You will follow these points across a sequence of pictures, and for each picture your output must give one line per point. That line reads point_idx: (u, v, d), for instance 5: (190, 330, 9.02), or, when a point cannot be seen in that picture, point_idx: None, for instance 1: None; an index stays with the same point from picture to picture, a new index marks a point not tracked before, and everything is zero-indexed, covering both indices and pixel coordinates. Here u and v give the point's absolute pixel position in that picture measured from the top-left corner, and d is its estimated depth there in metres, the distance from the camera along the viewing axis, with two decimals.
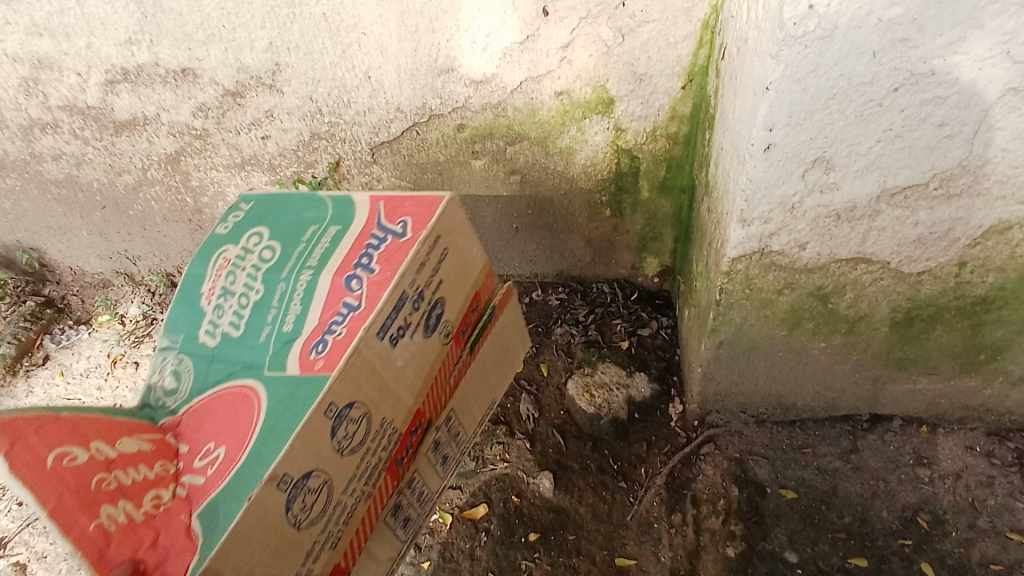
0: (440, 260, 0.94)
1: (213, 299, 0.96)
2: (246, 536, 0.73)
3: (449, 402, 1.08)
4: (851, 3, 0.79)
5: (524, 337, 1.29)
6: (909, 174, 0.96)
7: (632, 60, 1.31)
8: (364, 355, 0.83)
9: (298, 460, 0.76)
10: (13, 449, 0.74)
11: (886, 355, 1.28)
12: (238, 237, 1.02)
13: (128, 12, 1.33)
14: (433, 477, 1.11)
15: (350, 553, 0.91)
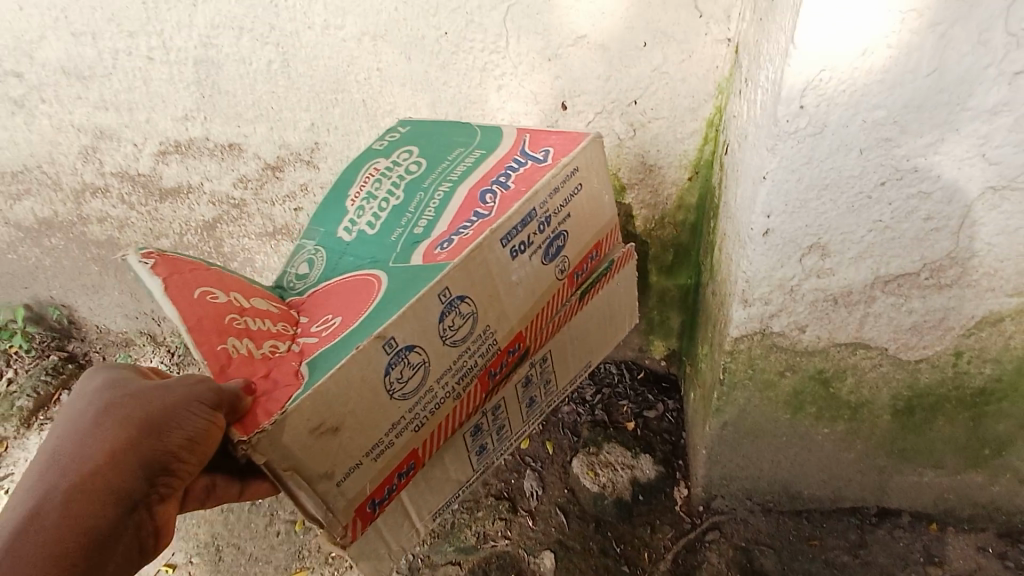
0: (573, 196, 1.02)
1: (360, 198, 1.06)
2: (347, 380, 0.80)
3: (549, 341, 1.12)
4: (838, 105, 0.88)
5: (632, 311, 1.32)
6: (901, 263, 1.02)
7: (643, 152, 1.42)
8: (485, 255, 0.91)
9: (405, 329, 0.84)
10: (172, 276, 0.85)
11: (890, 444, 1.29)
12: (390, 153, 1.13)
13: (188, 92, 1.48)
14: (517, 416, 1.14)
15: (430, 444, 0.96)
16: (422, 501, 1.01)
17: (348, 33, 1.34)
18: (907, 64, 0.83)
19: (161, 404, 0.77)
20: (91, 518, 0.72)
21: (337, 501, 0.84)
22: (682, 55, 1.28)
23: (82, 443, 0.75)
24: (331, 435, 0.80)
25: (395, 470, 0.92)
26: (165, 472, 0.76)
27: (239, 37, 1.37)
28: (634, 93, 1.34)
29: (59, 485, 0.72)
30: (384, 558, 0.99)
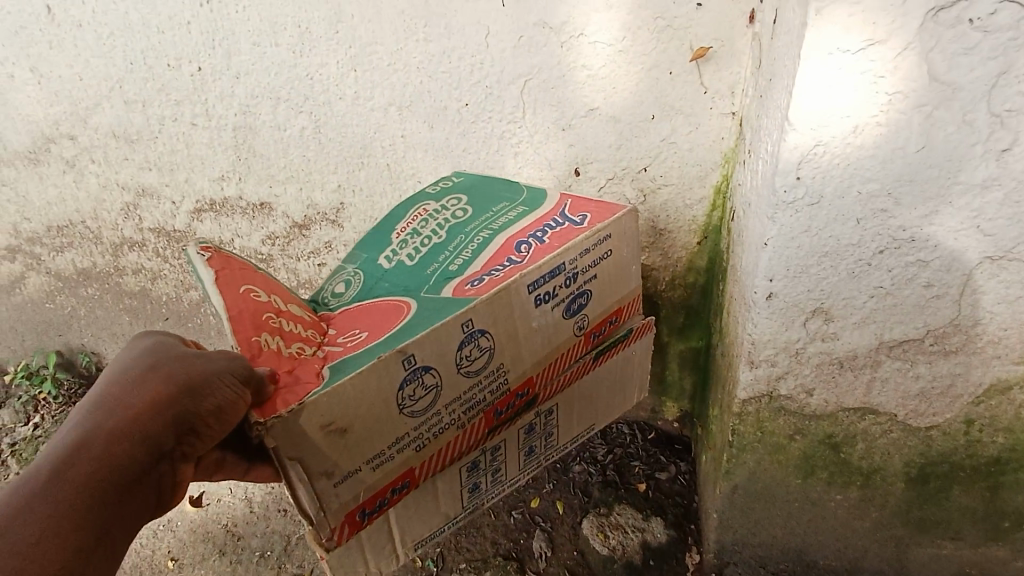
0: (602, 256, 1.07)
1: (404, 231, 1.10)
2: (364, 388, 0.84)
3: (561, 393, 1.12)
4: (834, 177, 0.93)
5: (643, 385, 1.31)
6: (904, 329, 1.04)
7: (653, 216, 1.48)
8: (510, 297, 0.96)
9: (425, 350, 0.88)
10: (223, 271, 0.89)
11: (905, 513, 1.27)
12: (440, 198, 1.16)
13: (226, 155, 1.59)
14: (514, 463, 1.12)
15: (429, 465, 0.98)
16: (408, 526, 1.01)
17: (376, 103, 1.44)
18: (896, 140, 0.88)
19: (200, 368, 0.81)
20: (123, 460, 0.76)
21: (330, 501, 0.87)
22: (689, 127, 1.35)
23: (127, 391, 0.80)
24: (338, 436, 0.84)
25: (392, 483, 0.94)
26: (193, 432, 0.80)
27: (275, 106, 1.48)
28: (644, 161, 1.41)
29: (100, 423, 0.77)
30: (360, 575, 0.99)
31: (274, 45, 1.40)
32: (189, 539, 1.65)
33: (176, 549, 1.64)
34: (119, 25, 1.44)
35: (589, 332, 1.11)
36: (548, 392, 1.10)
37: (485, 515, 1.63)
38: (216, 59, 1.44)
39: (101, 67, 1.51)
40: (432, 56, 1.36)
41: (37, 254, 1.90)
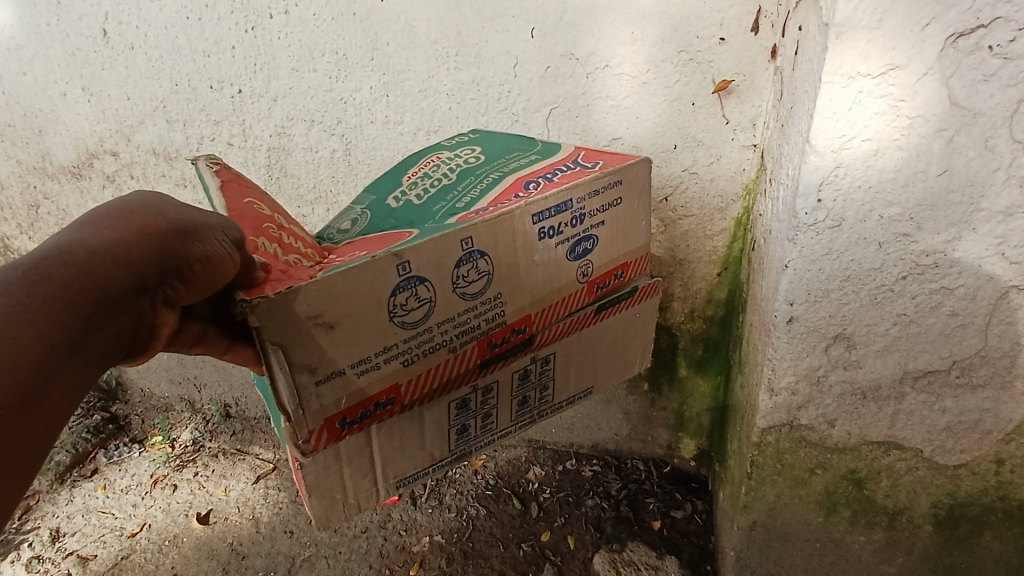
0: (611, 202, 1.05)
1: (416, 175, 1.12)
2: (355, 289, 0.84)
3: (559, 342, 1.10)
4: (854, 200, 0.93)
5: (644, 354, 1.27)
6: (929, 358, 1.02)
7: (674, 246, 1.49)
8: (512, 224, 0.95)
9: (422, 260, 0.88)
10: (229, 183, 0.97)
11: (934, 559, 1.21)
12: (454, 148, 1.18)
13: (258, 174, 1.64)
14: (506, 411, 1.10)
15: (416, 385, 0.96)
16: (391, 457, 1.01)
17: (406, 128, 1.49)
18: (917, 164, 0.89)
19: (194, 217, 0.79)
20: (112, 278, 0.71)
21: (311, 401, 0.87)
22: (710, 158, 1.37)
23: (121, 216, 0.75)
24: (325, 331, 0.84)
25: (375, 396, 0.93)
26: (179, 276, 0.78)
27: (309, 128, 1.54)
28: (665, 190, 1.43)
29: (92, 236, 0.71)
30: (337, 500, 0.99)
31: (312, 70, 1.46)
32: (194, 556, 1.61)
33: (180, 565, 1.59)
34: (167, 49, 1.52)
35: (593, 281, 1.08)
36: (546, 336, 1.07)
37: (494, 546, 1.59)
38: (256, 83, 1.51)
39: (148, 88, 1.59)
40: (462, 83, 1.41)
41: None
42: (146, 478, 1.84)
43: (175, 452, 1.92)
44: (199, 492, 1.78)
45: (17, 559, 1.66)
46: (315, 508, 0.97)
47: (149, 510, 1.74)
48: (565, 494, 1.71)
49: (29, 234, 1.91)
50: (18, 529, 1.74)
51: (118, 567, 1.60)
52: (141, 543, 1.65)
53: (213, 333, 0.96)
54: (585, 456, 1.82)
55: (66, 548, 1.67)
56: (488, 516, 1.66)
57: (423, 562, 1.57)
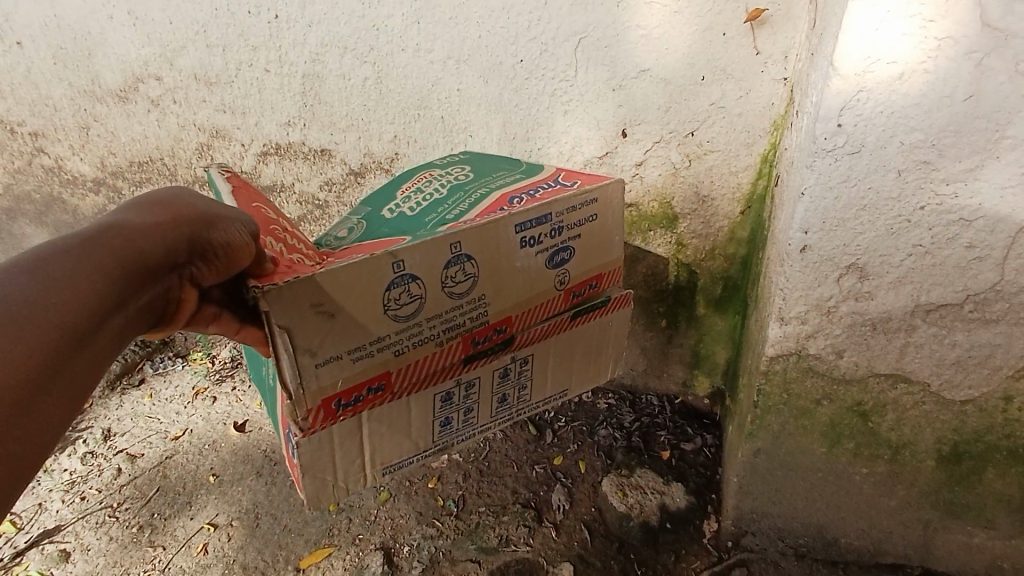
0: (590, 216, 1.11)
1: (409, 190, 1.18)
2: (353, 282, 0.89)
3: (537, 344, 1.16)
4: (876, 125, 0.92)
5: (617, 359, 1.33)
6: (942, 291, 1.03)
7: (698, 182, 1.49)
8: (498, 232, 1.00)
9: (414, 260, 0.93)
10: (239, 190, 1.05)
11: (935, 494, 1.24)
12: (445, 168, 1.26)
13: (294, 101, 1.69)
14: (487, 406, 1.17)
15: (406, 374, 1.03)
16: (377, 443, 1.08)
17: (436, 56, 1.51)
18: (943, 88, 0.87)
19: (219, 208, 0.84)
20: (148, 254, 0.76)
21: (310, 381, 0.93)
22: (739, 91, 1.35)
23: (156, 205, 0.81)
24: (325, 320, 0.89)
25: (368, 380, 0.99)
26: (203, 258, 0.82)
27: (342, 56, 1.57)
28: (692, 124, 1.42)
29: (130, 218, 0.77)
30: (327, 482, 1.06)
31: None
32: (231, 459, 1.73)
33: (218, 466, 1.72)
34: None
35: (569, 289, 1.15)
36: (525, 338, 1.14)
37: (508, 466, 1.66)
38: (291, 8, 1.54)
39: (188, 12, 1.63)
40: (492, 11, 1.41)
41: (118, 188, 2.04)
42: (189, 390, 1.97)
43: (215, 367, 2.04)
44: (237, 404, 1.90)
45: (74, 452, 1.81)
46: (308, 487, 1.04)
47: (190, 417, 1.87)
48: (580, 424, 1.77)
49: (80, 155, 2.01)
50: (74, 427, 1.90)
51: (162, 464, 1.74)
52: (183, 445, 1.79)
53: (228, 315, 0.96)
54: (601, 390, 1.87)
55: (116, 446, 1.81)
56: (504, 439, 1.73)
57: (440, 476, 1.64)
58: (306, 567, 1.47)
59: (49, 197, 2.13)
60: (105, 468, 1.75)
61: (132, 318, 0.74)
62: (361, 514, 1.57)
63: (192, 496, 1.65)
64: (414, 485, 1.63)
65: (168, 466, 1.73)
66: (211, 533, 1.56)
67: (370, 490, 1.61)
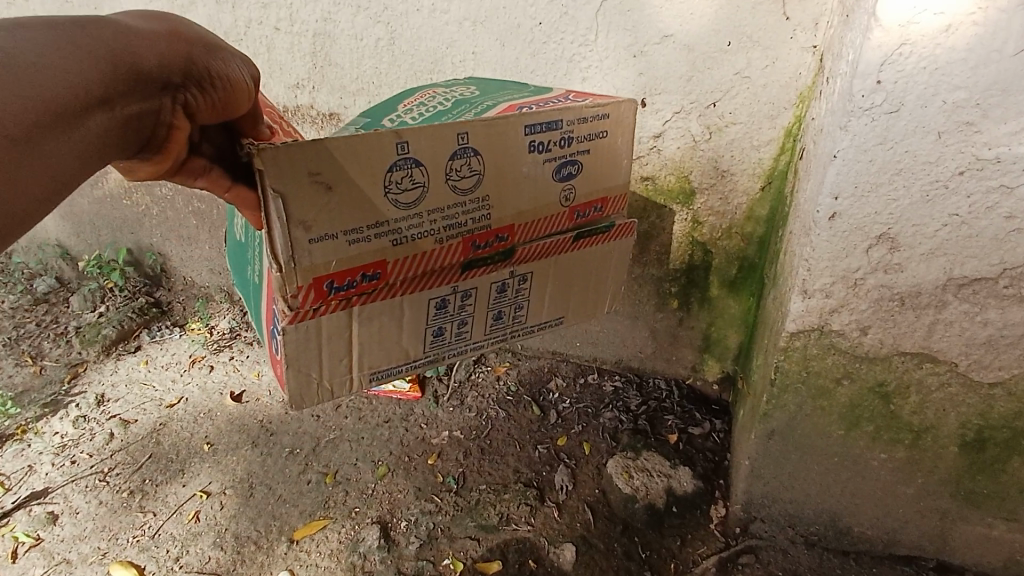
0: (599, 133, 1.07)
1: (411, 104, 1.13)
2: (354, 157, 0.84)
3: (538, 261, 1.10)
4: (917, 83, 0.87)
5: (615, 294, 1.26)
6: (977, 264, 0.98)
7: (717, 156, 1.44)
8: (507, 131, 0.96)
9: (418, 145, 0.89)
10: None
11: (955, 483, 1.19)
12: (449, 87, 1.21)
13: (303, 62, 1.64)
14: (481, 322, 1.10)
15: (403, 268, 0.97)
16: (367, 347, 1.00)
17: (452, 17, 1.46)
18: (991, 43, 0.82)
19: (218, 40, 0.79)
20: (143, 59, 0.69)
21: (301, 257, 0.86)
22: (766, 60, 1.30)
23: (152, 17, 0.74)
24: (322, 192, 0.84)
25: (364, 266, 0.93)
26: (200, 85, 0.75)
27: (354, 15, 1.53)
28: (715, 95, 1.36)
29: (125, 22, 0.70)
30: (311, 381, 0.98)
31: None
32: (226, 428, 1.69)
33: (213, 435, 1.67)
34: None
35: (574, 207, 1.10)
36: (526, 252, 1.08)
37: (510, 445, 1.62)
38: None
39: None
40: None
41: None
42: (185, 358, 1.92)
43: (213, 337, 2.00)
44: (235, 373, 1.86)
45: (66, 416, 1.76)
46: (290, 384, 0.95)
47: (187, 386, 1.83)
48: (585, 405, 1.72)
49: None
50: (67, 391, 1.85)
51: (156, 431, 1.69)
52: (178, 413, 1.74)
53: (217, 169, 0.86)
54: (608, 372, 1.82)
55: (111, 412, 1.76)
56: (506, 418, 1.69)
57: (441, 453, 1.60)
58: (300, 538, 1.43)
59: None
60: (97, 432, 1.71)
61: (123, 124, 0.67)
62: (359, 488, 1.53)
63: (186, 463, 1.61)
64: (413, 461, 1.59)
65: (163, 432, 1.68)
66: (204, 501, 1.51)
67: (368, 465, 1.58)
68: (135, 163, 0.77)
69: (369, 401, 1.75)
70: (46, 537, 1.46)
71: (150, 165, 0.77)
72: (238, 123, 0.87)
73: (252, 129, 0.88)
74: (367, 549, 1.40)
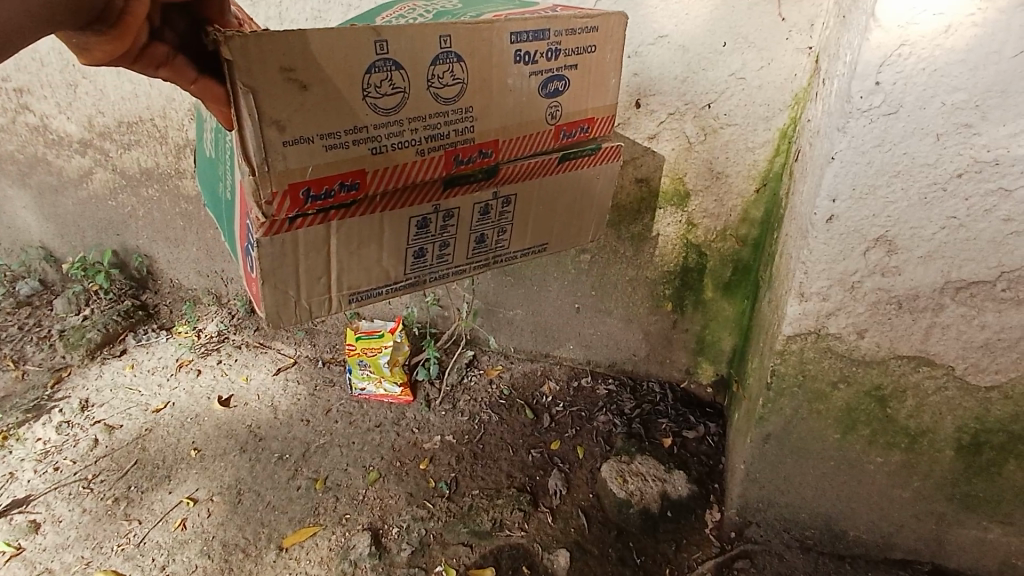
0: (587, 47, 1.01)
1: (390, 16, 1.04)
2: (330, 53, 0.80)
3: (522, 182, 1.05)
4: (916, 85, 0.86)
5: (600, 223, 1.22)
6: (974, 268, 0.97)
7: (711, 158, 1.42)
8: (490, 36, 0.90)
9: (396, 44, 0.84)
10: None
11: (951, 487, 1.19)
12: (429, 0, 1.11)
13: None
14: (463, 244, 1.06)
15: (382, 179, 0.92)
16: (347, 265, 0.98)
17: None
18: (990, 44, 0.82)
19: None
20: None
21: (276, 161, 0.82)
22: (761, 62, 1.29)
23: None
24: (296, 90, 0.80)
25: (341, 175, 0.88)
26: None
27: (345, 14, 1.51)
28: (710, 96, 1.35)
29: None
30: (289, 299, 0.96)
31: None
32: (214, 434, 1.66)
33: (200, 440, 1.64)
34: None
35: (560, 126, 1.04)
36: (511, 171, 1.02)
37: (503, 449, 1.60)
38: None
39: None
40: None
41: (105, 149, 1.85)
42: (172, 362, 1.89)
43: (200, 340, 1.96)
44: (222, 378, 1.83)
45: (48, 422, 1.72)
46: (267, 301, 0.94)
47: (173, 390, 1.80)
48: (578, 409, 1.70)
49: None
50: (50, 396, 1.81)
51: (141, 437, 1.66)
52: (165, 418, 1.71)
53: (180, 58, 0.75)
54: (601, 375, 1.81)
55: (95, 418, 1.73)
56: (499, 422, 1.67)
57: (433, 458, 1.58)
58: (290, 546, 1.40)
59: (32, 156, 1.92)
60: (81, 438, 1.67)
61: None
62: (349, 494, 1.50)
63: (172, 469, 1.58)
64: (405, 466, 1.56)
65: (148, 439, 1.65)
66: (191, 508, 1.48)
67: (359, 470, 1.55)
68: (87, 40, 0.63)
69: (360, 406, 1.72)
70: (26, 546, 1.43)
71: (109, 45, 0.64)
72: (200, 5, 0.75)
73: (217, 17, 0.77)
74: (357, 556, 1.37)
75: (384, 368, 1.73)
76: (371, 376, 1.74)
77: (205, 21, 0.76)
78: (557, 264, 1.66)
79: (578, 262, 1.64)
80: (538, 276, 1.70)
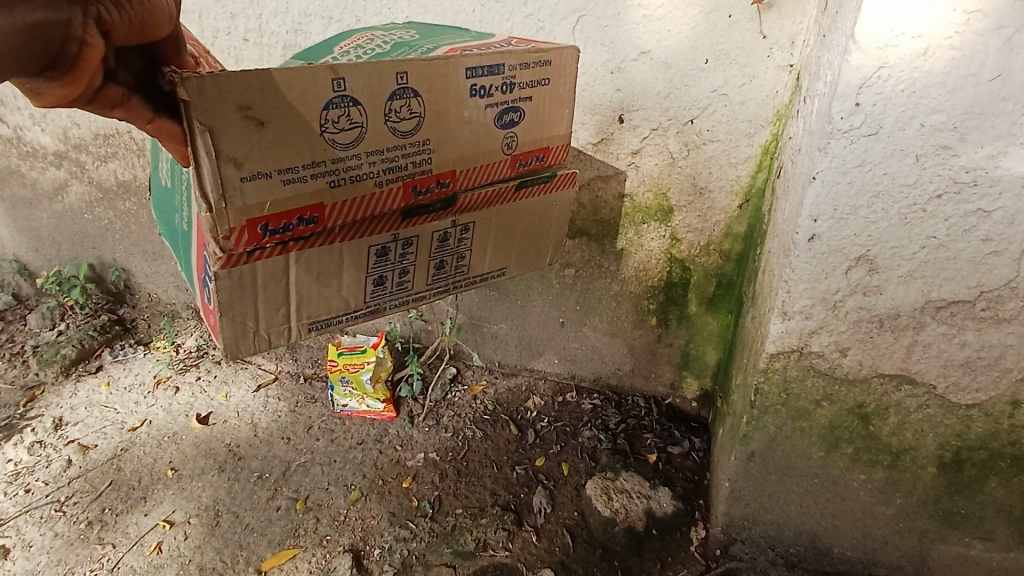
0: (543, 80, 1.01)
1: (348, 45, 1.03)
2: (287, 92, 0.78)
3: (480, 210, 1.04)
4: (895, 105, 0.87)
5: (559, 245, 1.22)
6: (954, 287, 0.97)
7: (695, 173, 1.42)
8: (447, 72, 0.90)
9: (353, 81, 0.83)
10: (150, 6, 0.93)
11: (934, 503, 1.19)
12: (387, 30, 1.11)
13: None
14: (423, 270, 1.05)
15: (340, 212, 0.90)
16: (307, 294, 0.96)
17: None
18: (968, 66, 0.82)
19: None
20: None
21: (233, 196, 0.80)
22: (743, 79, 1.29)
23: None
24: (253, 127, 0.78)
25: (299, 209, 0.86)
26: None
27: (326, 27, 1.48)
28: (692, 112, 1.35)
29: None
30: (247, 330, 0.94)
31: None
32: (192, 453, 1.62)
33: (177, 460, 1.61)
34: None
35: (517, 155, 1.03)
36: (469, 201, 1.01)
37: (488, 467, 1.58)
38: None
39: None
40: None
41: (82, 162, 1.82)
42: (150, 379, 1.85)
43: (178, 356, 1.92)
44: (201, 395, 1.79)
45: (20, 442, 1.68)
46: (225, 333, 0.92)
47: (150, 408, 1.76)
48: (563, 424, 1.69)
49: None
50: (22, 414, 1.76)
51: (117, 457, 1.62)
52: (141, 437, 1.67)
53: (136, 98, 0.75)
54: (586, 390, 1.79)
55: (69, 437, 1.68)
56: (484, 438, 1.65)
57: (416, 476, 1.56)
58: (269, 569, 1.37)
59: (5, 168, 1.88)
60: (54, 459, 1.63)
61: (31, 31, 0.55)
62: (330, 515, 1.47)
63: (148, 490, 1.54)
64: (387, 484, 1.54)
65: (124, 459, 1.61)
66: (167, 531, 1.45)
67: (340, 489, 1.53)
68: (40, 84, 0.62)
69: (342, 422, 1.70)
70: None
71: (63, 89, 0.64)
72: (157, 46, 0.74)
73: (174, 57, 0.76)
74: None
75: (366, 385, 1.69)
76: (354, 393, 1.71)
77: (161, 62, 0.76)
78: (542, 277, 1.65)
79: (561, 276, 1.64)
80: (522, 289, 1.69)
